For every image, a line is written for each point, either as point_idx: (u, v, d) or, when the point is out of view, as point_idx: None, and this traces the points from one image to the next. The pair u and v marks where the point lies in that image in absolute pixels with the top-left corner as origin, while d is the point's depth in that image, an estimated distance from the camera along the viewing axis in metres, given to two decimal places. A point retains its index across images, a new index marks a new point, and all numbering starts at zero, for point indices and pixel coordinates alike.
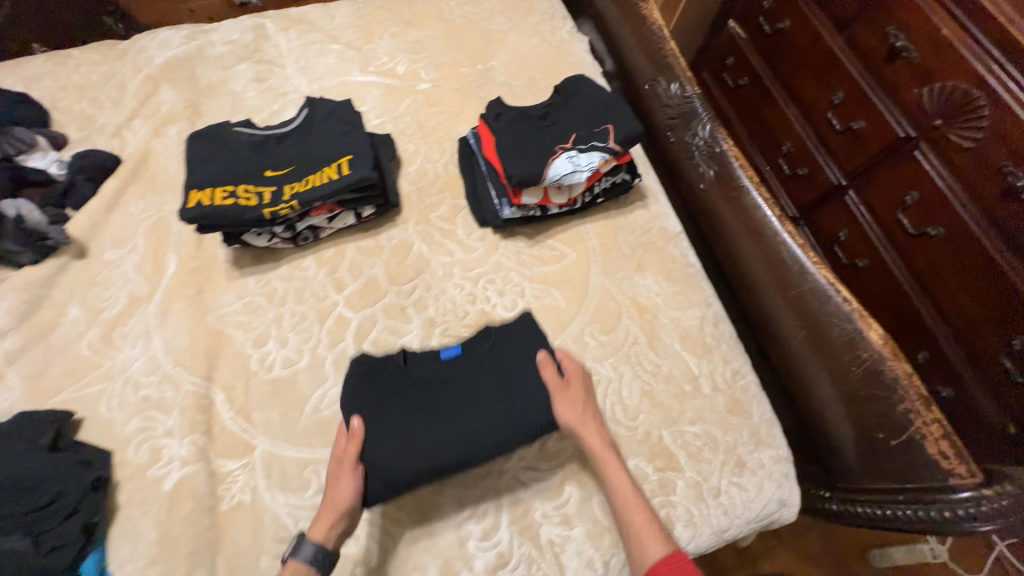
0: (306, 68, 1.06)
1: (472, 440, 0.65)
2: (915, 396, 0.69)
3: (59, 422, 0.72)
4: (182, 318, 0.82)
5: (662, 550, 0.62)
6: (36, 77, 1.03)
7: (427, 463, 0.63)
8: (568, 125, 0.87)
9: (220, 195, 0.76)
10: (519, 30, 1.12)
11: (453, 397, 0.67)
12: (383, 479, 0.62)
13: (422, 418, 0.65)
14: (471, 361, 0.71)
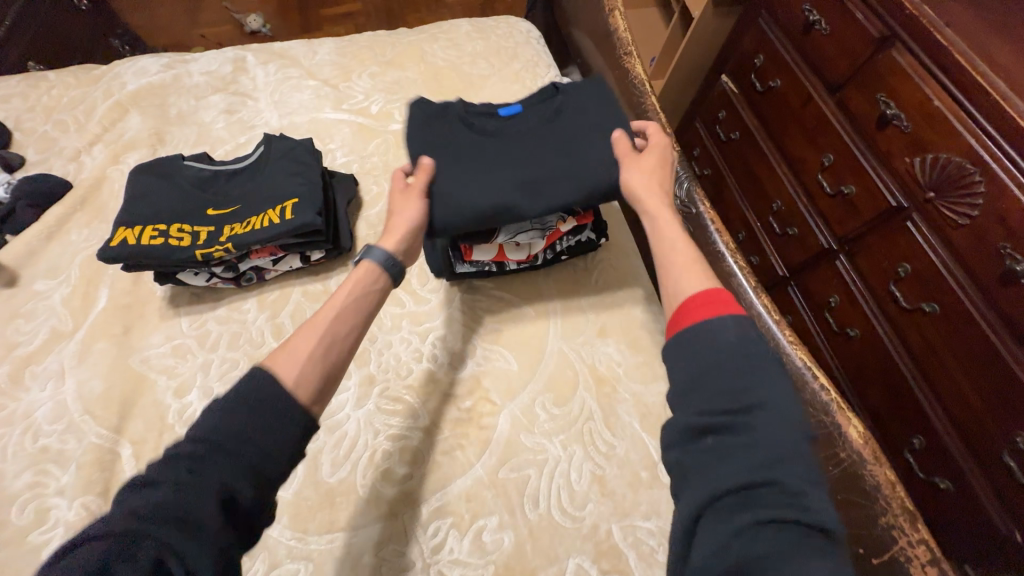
0: (279, 102, 1.04)
1: (531, 159, 0.72)
2: (899, 510, 0.58)
3: None
4: (102, 360, 0.76)
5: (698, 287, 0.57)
6: (6, 98, 1.02)
7: (497, 180, 0.70)
8: None
9: (150, 233, 0.72)
10: (502, 75, 1.10)
11: (521, 139, 0.75)
12: (450, 201, 0.69)
13: (494, 158, 0.73)
14: (534, 115, 0.80)
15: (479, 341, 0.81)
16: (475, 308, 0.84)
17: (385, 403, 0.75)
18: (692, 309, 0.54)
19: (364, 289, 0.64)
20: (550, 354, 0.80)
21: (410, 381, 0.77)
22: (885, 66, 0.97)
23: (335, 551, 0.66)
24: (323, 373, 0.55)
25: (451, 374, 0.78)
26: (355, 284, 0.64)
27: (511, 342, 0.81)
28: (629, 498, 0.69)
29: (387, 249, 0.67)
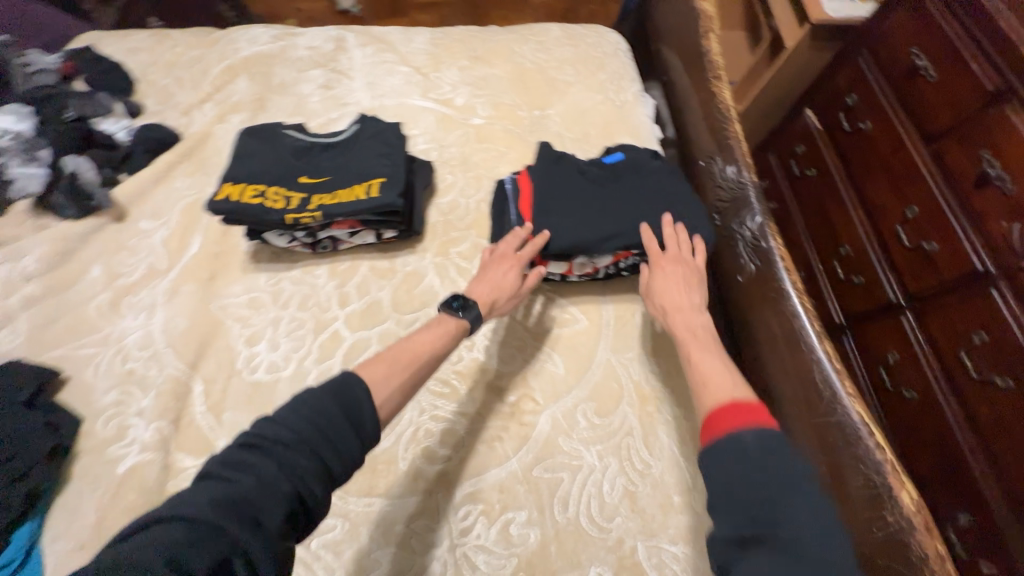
0: (372, 84, 1.09)
1: (634, 215, 0.77)
2: None
3: (42, 379, 0.73)
4: (188, 301, 0.83)
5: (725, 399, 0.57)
6: (134, 50, 1.12)
7: (605, 230, 0.75)
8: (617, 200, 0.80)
9: (250, 193, 0.78)
10: (586, 84, 1.11)
11: (620, 193, 0.80)
12: (565, 240, 0.74)
13: (599, 208, 0.77)
14: (630, 169, 0.84)
15: (531, 340, 0.83)
16: (530, 308, 0.85)
17: (434, 384, 0.79)
18: (720, 414, 0.56)
19: (452, 332, 0.67)
20: (597, 363, 0.80)
21: (460, 368, 0.80)
22: (998, 124, 0.92)
23: (370, 514, 0.69)
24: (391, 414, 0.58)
25: (499, 368, 0.80)
26: (446, 331, 0.67)
27: (561, 346, 0.82)
28: (657, 520, 0.70)
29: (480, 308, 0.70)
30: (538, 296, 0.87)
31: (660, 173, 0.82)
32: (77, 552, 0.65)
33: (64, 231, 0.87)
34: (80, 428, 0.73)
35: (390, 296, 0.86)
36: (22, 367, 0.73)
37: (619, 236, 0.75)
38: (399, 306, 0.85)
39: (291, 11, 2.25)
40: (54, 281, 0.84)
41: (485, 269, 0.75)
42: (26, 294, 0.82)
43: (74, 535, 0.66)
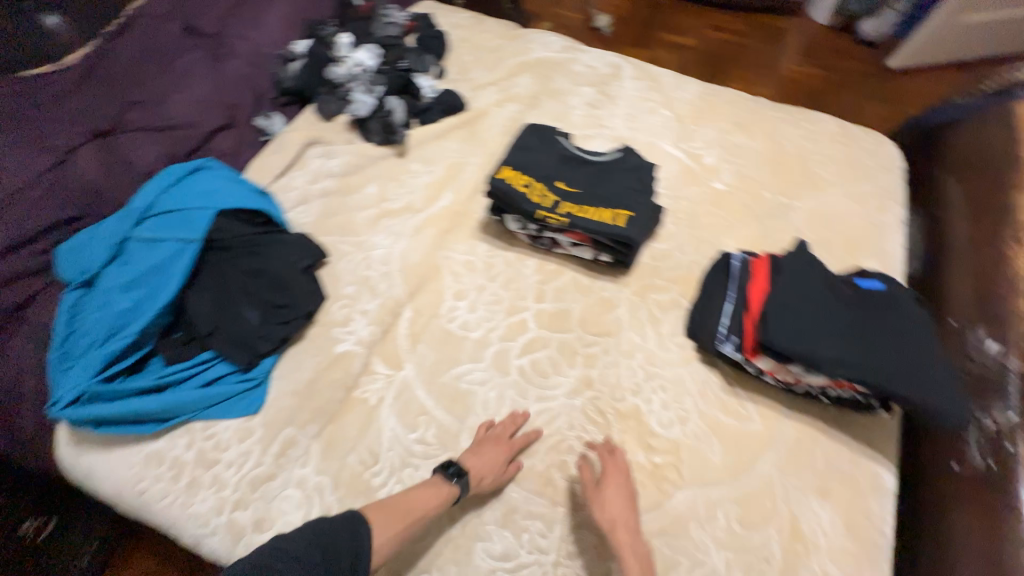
0: (632, 117, 1.17)
1: (875, 354, 0.69)
2: None
3: (314, 255, 0.88)
4: (425, 241, 0.99)
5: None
6: (456, 26, 1.34)
7: (834, 356, 0.69)
8: (863, 328, 0.72)
9: (521, 182, 0.88)
10: (845, 189, 1.05)
11: (867, 324, 0.72)
12: (785, 347, 0.71)
13: (834, 331, 0.72)
14: (887, 302, 0.75)
15: (696, 415, 0.81)
16: (706, 384, 0.84)
17: (590, 408, 0.82)
18: None
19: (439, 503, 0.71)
20: (757, 473, 0.76)
21: (619, 406, 0.82)
22: None
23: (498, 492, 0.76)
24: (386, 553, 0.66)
25: (656, 426, 0.80)
26: (443, 490, 0.72)
27: (724, 436, 0.79)
28: None
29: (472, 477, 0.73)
30: (719, 377, 0.84)
31: (922, 325, 0.72)
32: (290, 393, 0.82)
33: (363, 150, 1.10)
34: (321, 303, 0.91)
35: (580, 310, 0.92)
36: (305, 240, 0.88)
37: (850, 366, 0.69)
38: (584, 323, 0.91)
39: (551, 17, 2.60)
40: (343, 185, 1.05)
41: (482, 443, 0.76)
42: (324, 187, 1.05)
43: (293, 381, 0.83)
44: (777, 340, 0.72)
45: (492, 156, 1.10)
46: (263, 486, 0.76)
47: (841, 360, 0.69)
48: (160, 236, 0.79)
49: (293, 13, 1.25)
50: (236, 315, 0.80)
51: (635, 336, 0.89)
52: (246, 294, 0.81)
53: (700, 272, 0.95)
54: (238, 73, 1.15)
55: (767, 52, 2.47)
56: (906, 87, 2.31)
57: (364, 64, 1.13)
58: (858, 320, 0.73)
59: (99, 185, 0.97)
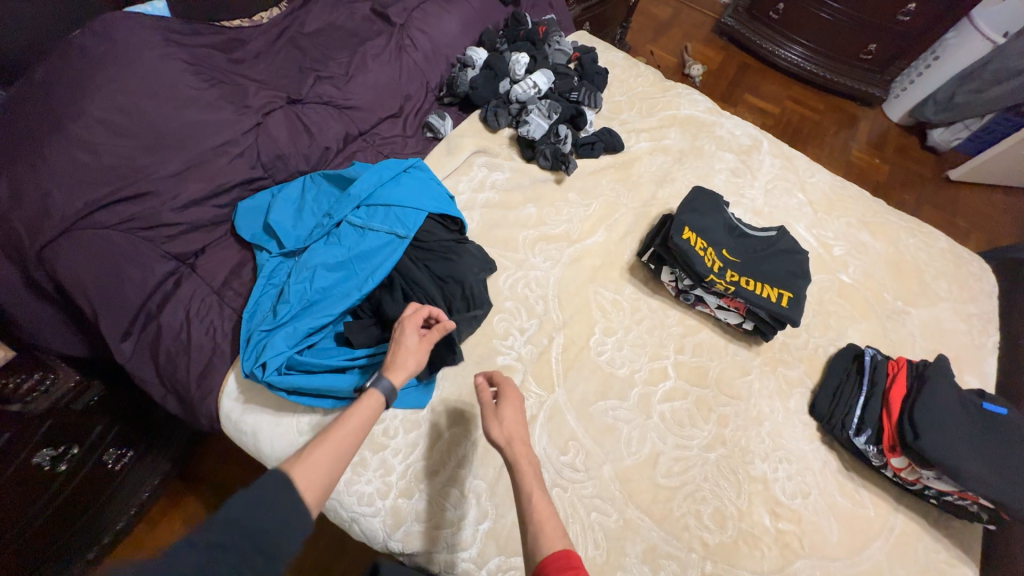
0: (770, 192, 1.23)
1: (1012, 482, 0.77)
2: None
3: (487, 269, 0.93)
4: (578, 273, 1.04)
5: (557, 547, 0.57)
6: (611, 64, 1.40)
7: (976, 473, 0.77)
8: (1003, 453, 0.79)
9: (698, 245, 0.95)
10: (954, 306, 1.14)
11: (1007, 451, 0.80)
12: (935, 452, 0.78)
13: (977, 450, 0.79)
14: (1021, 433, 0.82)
15: (817, 492, 0.88)
16: (828, 465, 0.91)
17: (723, 465, 0.89)
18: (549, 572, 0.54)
19: (375, 404, 0.65)
20: (869, 557, 0.84)
21: (749, 469, 0.89)
22: None
23: (640, 529, 0.82)
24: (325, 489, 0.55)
25: (781, 494, 0.87)
26: (363, 405, 0.64)
27: (841, 518, 0.86)
28: None
29: (391, 377, 0.68)
30: (838, 461, 0.92)
31: None
32: (454, 396, 0.87)
33: (525, 170, 1.15)
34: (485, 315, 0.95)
35: (716, 371, 0.98)
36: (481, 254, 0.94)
37: (987, 485, 0.77)
38: (720, 384, 0.97)
39: (645, 53, 2.58)
40: (505, 200, 1.10)
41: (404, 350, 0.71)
42: (487, 198, 1.09)
43: (457, 385, 0.88)
44: (929, 446, 0.79)
45: (644, 204, 1.15)
46: (428, 480, 0.80)
47: (981, 478, 0.77)
48: (374, 227, 0.86)
49: (470, 16, 1.28)
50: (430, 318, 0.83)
51: (765, 405, 0.96)
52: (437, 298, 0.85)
53: (826, 357, 1.02)
54: (415, 67, 1.18)
55: (840, 133, 2.45)
56: (972, 200, 2.31)
57: (539, 87, 1.18)
58: (998, 445, 0.80)
59: (284, 151, 0.99)
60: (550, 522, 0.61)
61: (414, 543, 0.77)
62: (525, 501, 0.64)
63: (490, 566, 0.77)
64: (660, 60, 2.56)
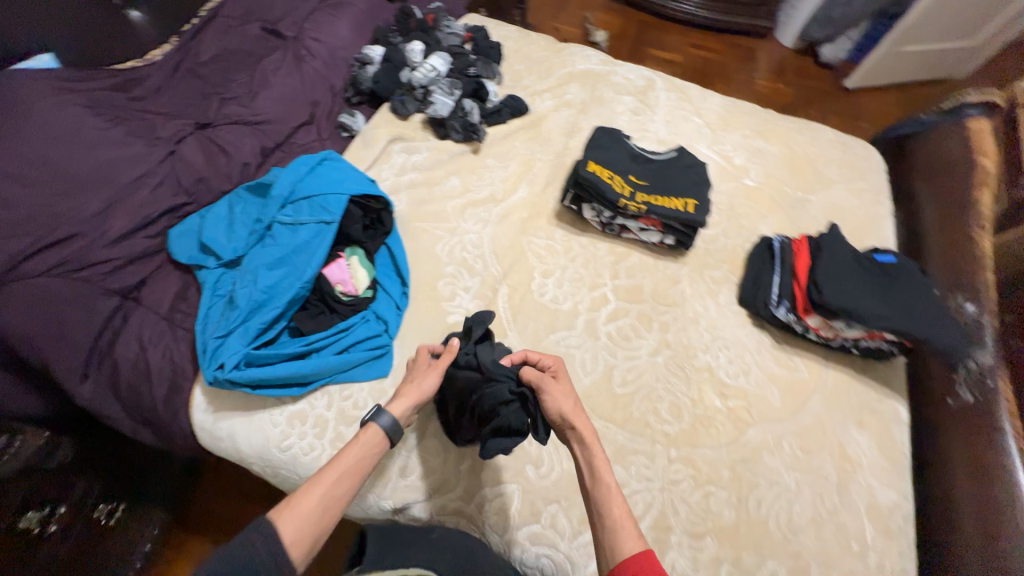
0: (670, 122, 1.34)
1: (903, 313, 0.88)
2: None
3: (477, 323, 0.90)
4: (510, 227, 1.11)
5: (636, 547, 0.59)
6: (506, 38, 1.48)
7: (873, 311, 0.88)
8: (893, 292, 0.91)
9: (604, 173, 1.05)
10: (847, 186, 1.27)
11: (896, 290, 0.92)
12: (837, 302, 0.89)
13: (872, 294, 0.91)
14: (906, 272, 0.94)
15: (756, 368, 0.98)
16: (761, 343, 1.01)
17: (671, 364, 0.98)
18: (626, 571, 0.57)
19: (371, 441, 0.71)
20: (809, 411, 0.93)
21: (693, 362, 0.98)
22: None
23: (605, 435, 0.89)
24: (314, 524, 0.62)
25: (725, 376, 0.97)
26: (360, 440, 0.71)
27: (780, 384, 0.96)
28: (837, 553, 0.80)
29: (391, 412, 0.76)
30: (769, 337, 1.02)
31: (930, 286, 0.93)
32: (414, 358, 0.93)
33: (442, 147, 1.21)
34: (429, 283, 1.01)
35: (650, 286, 1.07)
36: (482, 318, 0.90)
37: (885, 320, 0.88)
38: (656, 296, 1.06)
39: (550, 29, 2.69)
40: (429, 177, 1.16)
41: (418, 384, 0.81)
42: (410, 179, 1.15)
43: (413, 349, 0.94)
44: (830, 298, 0.90)
45: (558, 155, 1.24)
46: (405, 437, 0.87)
47: (880, 316, 0.88)
48: (302, 219, 0.89)
49: (360, 18, 1.34)
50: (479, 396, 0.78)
51: (698, 305, 1.05)
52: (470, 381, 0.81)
53: (744, 253, 1.12)
54: (317, 73, 1.23)
55: (742, 68, 2.63)
56: (869, 103, 2.51)
57: (438, 69, 1.25)
58: (889, 287, 0.92)
59: (203, 173, 1.02)
60: (625, 518, 0.62)
61: (404, 496, 0.84)
62: (598, 494, 0.65)
63: (477, 500, 0.83)
64: (566, 33, 2.68)
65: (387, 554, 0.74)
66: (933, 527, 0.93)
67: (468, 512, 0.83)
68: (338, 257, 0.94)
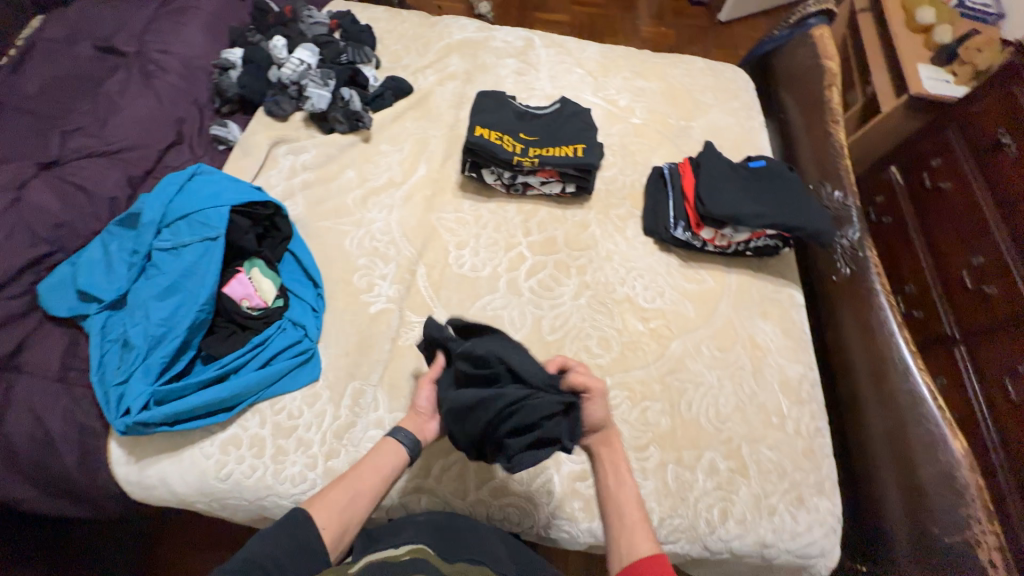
0: (554, 77, 1.37)
1: (773, 211, 1.00)
2: (988, 527, 0.78)
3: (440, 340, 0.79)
4: (416, 208, 1.11)
5: (649, 550, 0.66)
6: (375, 19, 1.42)
7: (749, 213, 0.99)
8: (764, 194, 1.03)
9: (493, 136, 1.07)
10: (723, 108, 1.37)
11: (766, 191, 1.03)
12: (719, 213, 1.00)
13: (746, 199, 1.02)
14: (773, 174, 1.06)
15: (670, 289, 1.05)
16: (671, 265, 1.09)
17: (594, 303, 1.03)
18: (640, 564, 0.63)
19: (394, 455, 0.73)
20: (720, 315, 1.03)
21: (614, 296, 1.04)
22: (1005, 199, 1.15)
23: None
24: (342, 515, 0.65)
25: (644, 302, 1.04)
26: (386, 441, 0.74)
27: (692, 297, 1.05)
28: (761, 429, 0.91)
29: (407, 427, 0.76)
30: (676, 258, 1.10)
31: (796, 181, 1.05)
32: (343, 355, 0.91)
33: (329, 141, 1.17)
34: (344, 280, 0.99)
35: (563, 235, 1.11)
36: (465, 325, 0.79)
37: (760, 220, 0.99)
38: (570, 244, 1.10)
39: (430, 6, 2.62)
40: (322, 174, 1.12)
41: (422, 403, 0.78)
42: (302, 180, 1.11)
43: (340, 347, 0.92)
44: (713, 210, 1.00)
45: (451, 128, 1.23)
46: (348, 433, 0.85)
47: (755, 217, 0.99)
48: (183, 241, 0.84)
49: (209, 21, 1.24)
50: (524, 409, 0.69)
51: (609, 244, 1.11)
52: (512, 394, 0.69)
53: (642, 187, 1.19)
54: (174, 89, 1.13)
55: (624, 16, 2.71)
56: (741, 32, 2.69)
57: (306, 61, 1.19)
58: (761, 190, 1.04)
59: (64, 218, 0.92)
60: (639, 522, 0.69)
61: None
62: (613, 499, 0.71)
63: (435, 472, 0.85)
64: (447, 8, 2.62)
65: (375, 543, 0.73)
66: (840, 388, 1.06)
67: (428, 485, 0.85)
68: (237, 272, 0.90)
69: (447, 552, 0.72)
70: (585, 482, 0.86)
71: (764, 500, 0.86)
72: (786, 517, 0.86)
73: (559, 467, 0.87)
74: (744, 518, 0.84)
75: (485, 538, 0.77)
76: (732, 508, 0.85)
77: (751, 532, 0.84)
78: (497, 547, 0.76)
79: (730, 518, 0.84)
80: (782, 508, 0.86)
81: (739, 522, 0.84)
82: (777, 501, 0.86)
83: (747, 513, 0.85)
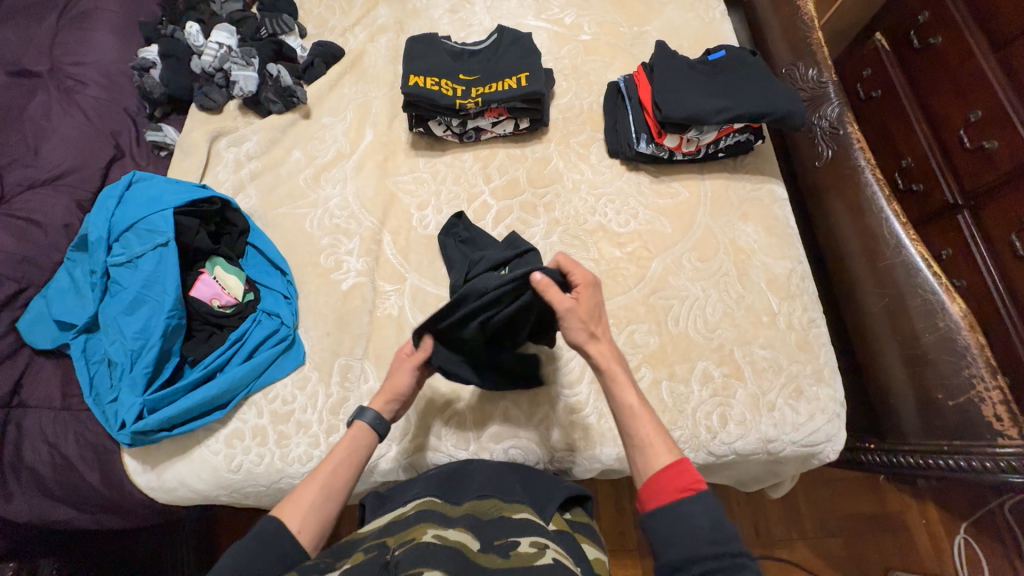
0: (491, 7, 1.26)
1: (734, 104, 0.94)
2: (992, 383, 0.77)
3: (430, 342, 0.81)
4: (371, 175, 1.06)
5: (666, 459, 0.61)
6: None
7: (708, 110, 0.93)
8: (726, 89, 0.97)
9: (429, 84, 1.01)
10: (678, 3, 1.25)
11: (724, 86, 0.97)
12: (677, 115, 0.93)
13: (704, 95, 0.96)
14: (730, 65, 1.00)
15: (642, 208, 1.01)
16: (641, 184, 1.04)
17: (566, 239, 0.99)
18: (664, 476, 0.60)
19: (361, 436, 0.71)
20: (698, 225, 0.99)
21: (586, 228, 1.00)
22: (1002, 39, 1.05)
23: None
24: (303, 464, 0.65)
25: (618, 227, 1.00)
26: (349, 437, 0.71)
27: (668, 212, 1.01)
28: (751, 331, 0.90)
29: (373, 408, 0.74)
30: (645, 175, 1.05)
31: (758, 69, 0.99)
32: (324, 335, 0.92)
33: (268, 124, 1.11)
34: (312, 262, 0.98)
35: (525, 175, 1.06)
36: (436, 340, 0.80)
37: (722, 114, 0.93)
38: (533, 183, 1.05)
39: None
40: (268, 161, 1.08)
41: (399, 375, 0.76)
42: (250, 172, 1.07)
43: (320, 328, 0.93)
44: (671, 114, 0.94)
45: (391, 86, 1.16)
46: (343, 408, 0.86)
47: (717, 111, 0.93)
48: (136, 251, 0.83)
49: (118, 22, 1.16)
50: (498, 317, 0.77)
51: (574, 174, 1.06)
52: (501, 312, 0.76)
53: (601, 107, 1.12)
54: (98, 101, 1.08)
55: None
56: None
57: (225, 44, 1.12)
58: (720, 85, 0.98)
59: (21, 254, 0.92)
60: (656, 436, 0.64)
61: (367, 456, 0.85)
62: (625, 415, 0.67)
63: (435, 430, 0.87)
64: None
65: (387, 502, 0.73)
66: (833, 276, 1.02)
67: (432, 444, 0.86)
68: (200, 274, 0.89)
69: (453, 497, 0.71)
70: (581, 414, 0.87)
71: (762, 398, 0.86)
72: (786, 411, 0.86)
73: (553, 404, 0.88)
74: (744, 420, 0.85)
75: (494, 473, 0.77)
76: (730, 412, 0.85)
77: (753, 430, 0.84)
78: (508, 479, 0.76)
79: (730, 422, 0.85)
80: (781, 403, 0.86)
81: (740, 424, 0.85)
82: (776, 397, 0.86)
83: (745, 415, 0.85)
